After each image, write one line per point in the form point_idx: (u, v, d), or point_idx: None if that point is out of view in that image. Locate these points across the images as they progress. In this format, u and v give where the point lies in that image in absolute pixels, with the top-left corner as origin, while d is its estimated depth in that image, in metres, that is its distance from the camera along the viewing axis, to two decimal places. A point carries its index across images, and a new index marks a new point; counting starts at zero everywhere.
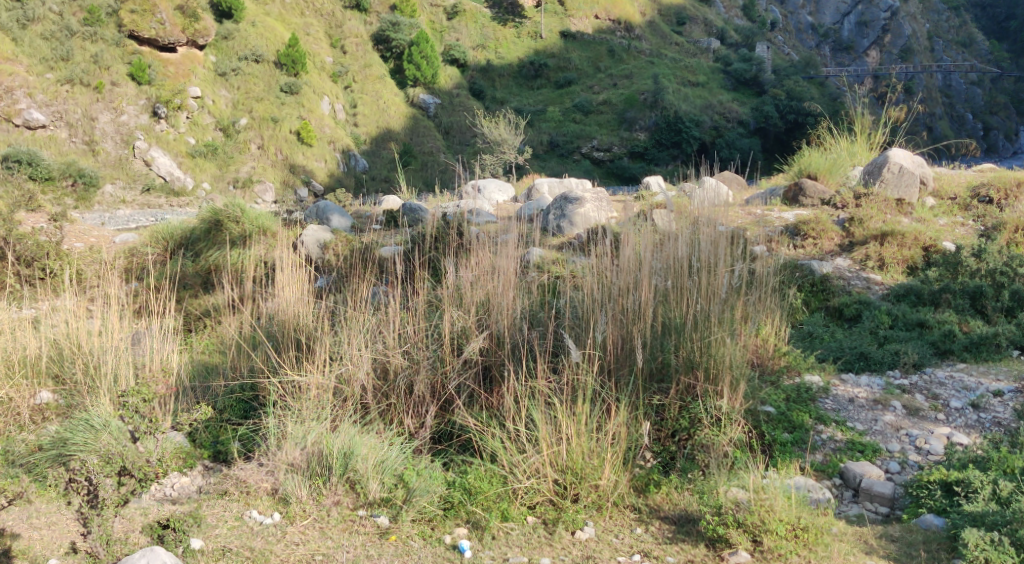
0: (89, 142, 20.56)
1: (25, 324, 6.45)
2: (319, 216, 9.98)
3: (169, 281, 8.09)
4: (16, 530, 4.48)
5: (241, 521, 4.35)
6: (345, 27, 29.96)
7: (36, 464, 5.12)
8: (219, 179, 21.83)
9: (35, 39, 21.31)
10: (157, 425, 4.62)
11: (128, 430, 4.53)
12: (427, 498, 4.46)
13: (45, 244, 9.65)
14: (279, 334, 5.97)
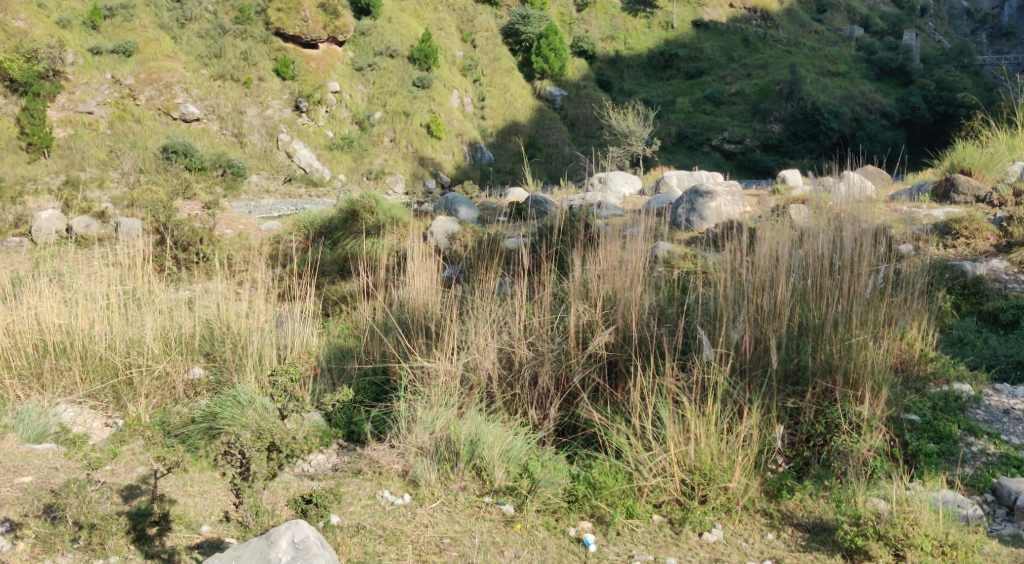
0: (237, 134, 21.65)
1: (181, 304, 6.97)
2: (448, 207, 10.18)
3: (309, 268, 8.45)
4: (174, 496, 4.83)
5: (374, 500, 4.50)
6: (477, 22, 30.42)
7: (189, 436, 5.52)
8: (355, 171, 22.55)
9: (192, 37, 22.93)
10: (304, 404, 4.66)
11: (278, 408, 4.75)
12: (552, 489, 4.48)
13: (199, 230, 10.23)
14: (409, 321, 6.15)
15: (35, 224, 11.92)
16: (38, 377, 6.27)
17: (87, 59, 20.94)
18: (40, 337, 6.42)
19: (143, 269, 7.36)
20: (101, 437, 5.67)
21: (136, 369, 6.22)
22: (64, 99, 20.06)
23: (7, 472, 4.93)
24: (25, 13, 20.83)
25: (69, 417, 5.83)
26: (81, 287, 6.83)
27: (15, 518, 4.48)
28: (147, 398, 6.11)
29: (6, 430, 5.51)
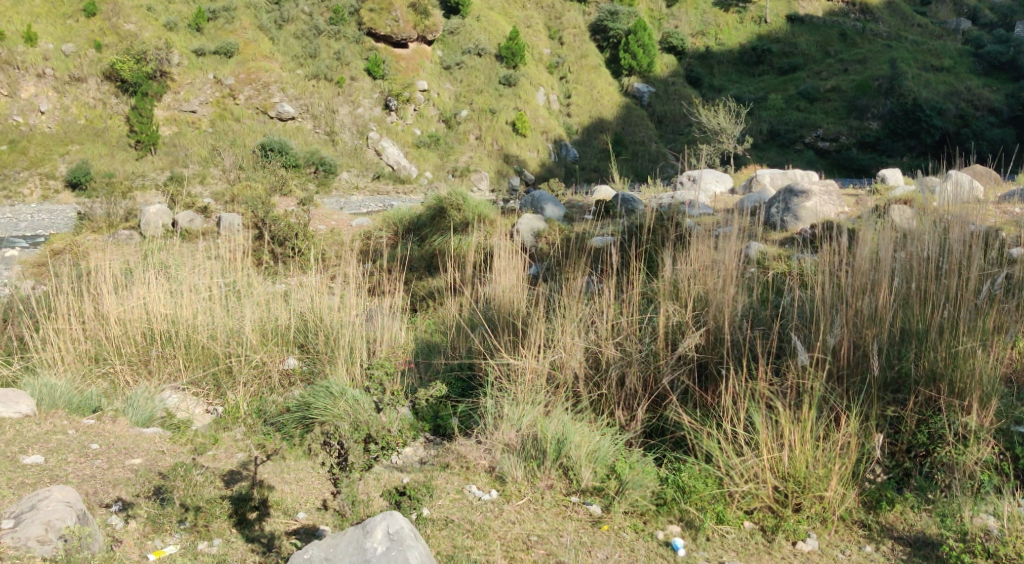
0: (330, 133, 22.11)
1: (278, 297, 7.23)
2: (534, 204, 10.18)
3: (398, 264, 8.58)
4: (272, 482, 4.98)
5: (462, 495, 4.54)
6: (565, 18, 30.39)
7: (284, 424, 5.70)
8: (440, 168, 22.80)
9: (288, 38, 23.70)
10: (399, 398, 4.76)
11: (373, 401, 4.82)
12: (641, 491, 4.43)
13: (294, 225, 10.53)
14: (495, 318, 6.18)
15: (143, 220, 12.46)
16: (146, 363, 6.59)
17: (191, 59, 21.89)
18: (147, 325, 6.75)
19: (242, 263, 7.67)
20: (203, 422, 5.91)
21: (236, 358, 6.48)
22: (170, 99, 21.17)
23: (118, 454, 5.16)
24: (137, 17, 22.16)
25: (174, 403, 6.08)
26: (184, 279, 7.18)
27: (127, 498, 4.68)
28: (245, 387, 6.32)
29: (117, 414, 5.80)
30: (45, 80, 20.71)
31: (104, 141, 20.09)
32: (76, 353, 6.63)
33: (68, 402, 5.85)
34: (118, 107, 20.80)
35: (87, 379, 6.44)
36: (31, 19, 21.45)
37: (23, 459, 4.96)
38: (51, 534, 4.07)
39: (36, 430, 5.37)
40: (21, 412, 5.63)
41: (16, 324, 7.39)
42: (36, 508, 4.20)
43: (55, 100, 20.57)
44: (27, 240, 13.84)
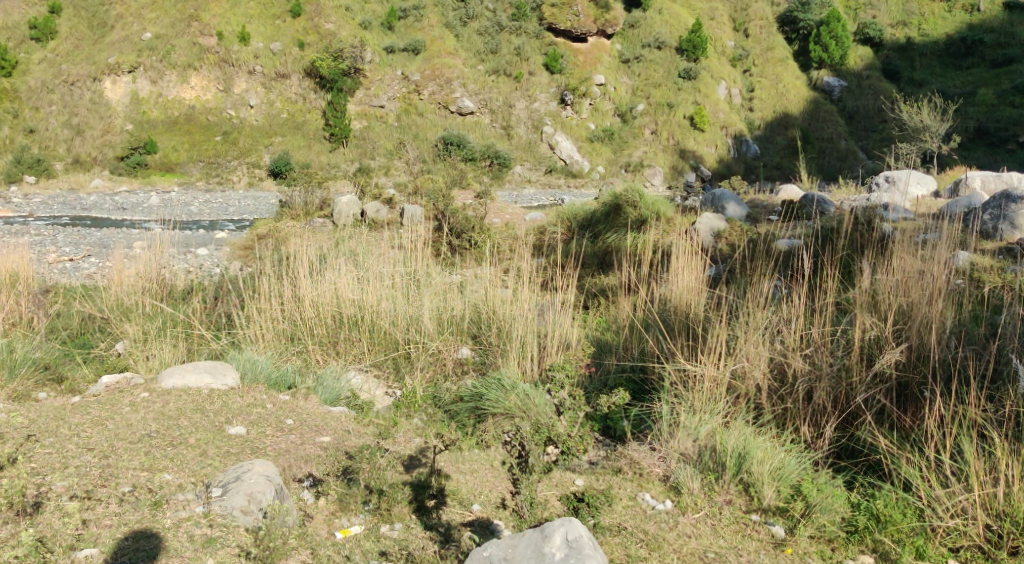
0: (506, 127, 22.63)
1: (454, 287, 7.39)
2: (715, 203, 9.87)
3: (574, 259, 8.52)
4: (448, 470, 5.11)
5: (635, 502, 4.43)
6: (751, 10, 29.51)
7: (457, 412, 5.84)
8: (613, 163, 22.60)
9: (472, 35, 24.31)
10: (579, 402, 4.70)
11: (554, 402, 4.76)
12: (829, 516, 4.20)
13: (472, 218, 10.78)
14: (671, 320, 6.03)
15: (335, 209, 13.17)
16: (334, 345, 6.92)
17: (382, 56, 22.92)
18: (337, 309, 7.09)
19: (422, 254, 7.91)
20: (385, 404, 6.13)
21: (415, 345, 6.71)
22: (361, 94, 22.38)
23: (310, 430, 5.43)
24: (336, 17, 23.46)
25: (357, 383, 6.35)
26: (370, 266, 7.48)
27: (318, 474, 4.90)
28: (421, 372, 6.53)
29: (308, 392, 6.13)
30: (254, 76, 22.35)
31: (303, 134, 21.53)
32: (274, 331, 7.01)
33: (267, 378, 6.23)
34: (316, 102, 22.20)
35: (283, 355, 6.79)
36: (245, 19, 23.08)
37: (229, 429, 5.28)
38: (254, 506, 4.33)
39: (240, 402, 5.73)
40: (228, 384, 6.03)
41: (224, 302, 7.94)
42: (241, 480, 4.46)
43: (262, 94, 22.18)
44: (234, 223, 14.96)
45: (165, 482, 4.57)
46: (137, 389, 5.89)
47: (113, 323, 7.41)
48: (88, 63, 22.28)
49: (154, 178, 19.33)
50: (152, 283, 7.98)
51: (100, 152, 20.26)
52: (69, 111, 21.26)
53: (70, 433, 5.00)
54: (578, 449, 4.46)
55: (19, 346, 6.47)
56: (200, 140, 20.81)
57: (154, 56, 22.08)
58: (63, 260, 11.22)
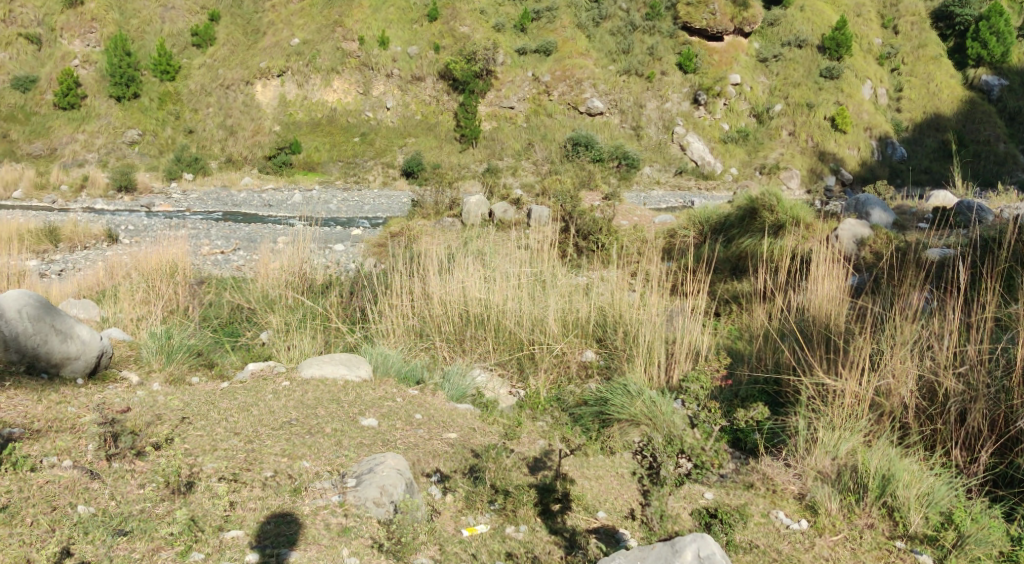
0: (636, 127, 22.40)
1: (580, 289, 7.33)
2: (859, 208, 9.42)
3: (705, 264, 8.30)
4: (573, 475, 5.08)
5: (768, 519, 4.27)
6: (902, 6, 28.08)
7: (581, 416, 5.81)
8: (747, 165, 21.97)
9: (605, 35, 24.18)
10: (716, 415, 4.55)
11: (688, 414, 4.64)
12: (984, 549, 3.96)
13: (600, 220, 10.70)
14: (810, 330, 5.77)
15: (464, 209, 13.33)
16: (461, 342, 7.00)
17: (514, 58, 23.20)
18: (464, 308, 7.15)
19: (549, 254, 7.90)
20: (509, 404, 6.16)
21: (539, 346, 6.71)
22: (493, 96, 22.71)
23: (438, 426, 5.50)
24: (471, 20, 23.81)
25: (482, 381, 6.41)
26: (497, 265, 7.51)
27: (445, 470, 4.95)
28: (545, 374, 6.53)
29: (435, 388, 6.22)
30: (391, 79, 22.99)
31: (436, 135, 21.99)
32: (404, 326, 7.14)
33: (397, 372, 6.35)
34: (449, 104, 22.60)
35: (412, 350, 6.91)
36: (385, 24, 23.77)
37: (361, 421, 5.42)
38: (386, 499, 4.42)
39: (372, 395, 5.88)
40: (361, 376, 6.20)
41: (359, 297, 8.16)
42: (374, 472, 4.57)
43: (399, 97, 22.78)
44: (369, 221, 15.42)
45: (304, 469, 4.72)
46: (279, 378, 6.13)
47: (258, 314, 7.76)
48: (242, 68, 23.58)
49: (297, 176, 20.19)
50: (294, 277, 8.31)
51: (250, 152, 21.35)
52: (224, 113, 22.59)
53: (219, 417, 5.25)
54: (713, 463, 4.33)
55: (176, 333, 6.86)
56: (340, 141, 21.67)
57: (301, 61, 23.20)
58: (215, 252, 11.86)
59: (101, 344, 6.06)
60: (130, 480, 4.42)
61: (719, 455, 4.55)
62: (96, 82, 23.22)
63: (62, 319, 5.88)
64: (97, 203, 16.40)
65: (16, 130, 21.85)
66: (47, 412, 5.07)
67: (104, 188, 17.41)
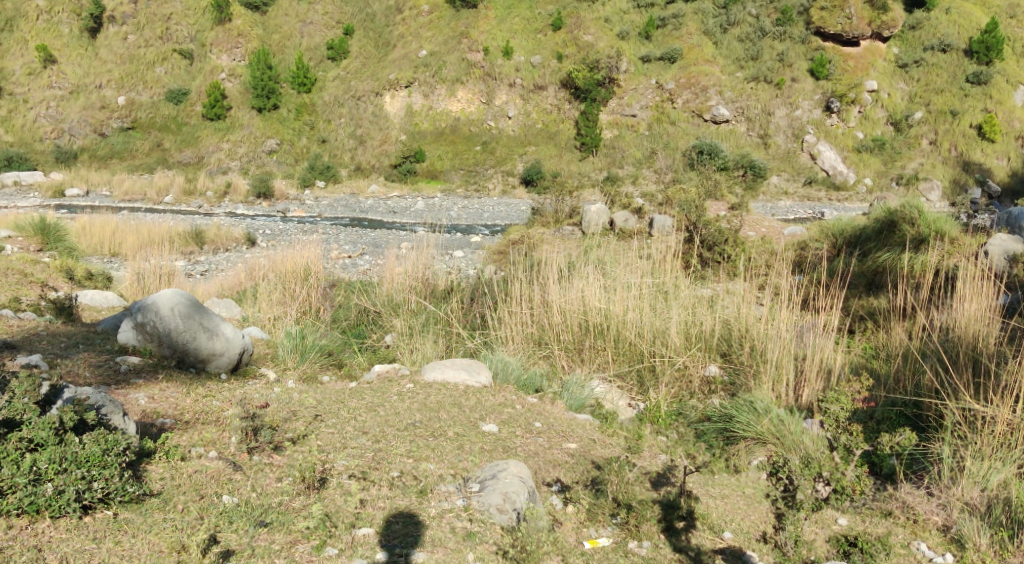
0: (763, 135, 21.83)
1: (704, 301, 7.16)
2: (1010, 223, 8.84)
3: (838, 279, 7.96)
4: (697, 492, 4.99)
5: (908, 551, 4.13)
6: None
7: (704, 432, 5.69)
8: (883, 175, 21.09)
9: (732, 41, 23.59)
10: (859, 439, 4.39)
11: (828, 437, 4.50)
12: None
13: (726, 230, 10.44)
14: (954, 351, 5.48)
15: (584, 217, 13.31)
16: (580, 352, 6.96)
17: (638, 66, 23.09)
18: (583, 317, 7.09)
19: (672, 265, 7.79)
20: (628, 416, 6.10)
21: (660, 358, 6.60)
22: (615, 104, 22.64)
23: (557, 436, 5.49)
24: (595, 28, 23.78)
25: (601, 392, 6.36)
26: (619, 275, 7.42)
27: (566, 481, 4.94)
28: (666, 388, 6.43)
29: (554, 397, 6.21)
30: (514, 88, 23.22)
31: (556, 143, 22.09)
32: (523, 334, 7.18)
33: (517, 379, 6.38)
34: (570, 112, 22.64)
35: (531, 358, 6.92)
36: (510, 35, 24.08)
37: (482, 426, 5.46)
38: (509, 505, 4.45)
39: (493, 401, 5.92)
40: (482, 382, 6.24)
41: (479, 303, 8.24)
42: (496, 478, 4.62)
43: (521, 106, 22.98)
44: (489, 228, 15.62)
45: (429, 472, 4.80)
46: (403, 380, 6.26)
47: (384, 317, 7.97)
48: (372, 79, 24.37)
49: (421, 184, 20.64)
50: (417, 282, 8.50)
51: (378, 160, 22.02)
52: (354, 123, 23.36)
53: (349, 416, 5.40)
54: (854, 490, 4.27)
55: (309, 333, 7.12)
56: (463, 149, 22.06)
57: (428, 72, 23.78)
58: (343, 256, 12.24)
59: (243, 342, 6.28)
60: (268, 473, 4.60)
61: (860, 481, 4.39)
62: (240, 95, 24.49)
63: (210, 318, 6.19)
64: (238, 208, 17.26)
65: (168, 140, 23.26)
66: (194, 404, 5.35)
67: (245, 195, 18.32)
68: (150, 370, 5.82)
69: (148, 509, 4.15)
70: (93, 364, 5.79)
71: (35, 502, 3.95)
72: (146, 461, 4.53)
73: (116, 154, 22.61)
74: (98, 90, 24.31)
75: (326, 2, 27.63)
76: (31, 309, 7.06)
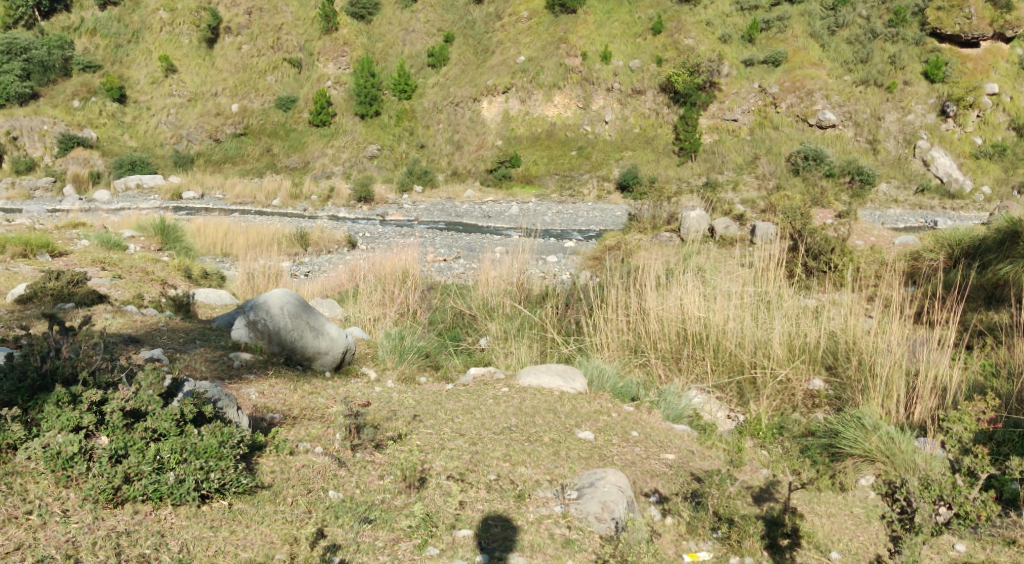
0: (872, 141, 21.08)
1: (808, 312, 6.94)
2: None
3: (954, 292, 7.59)
4: (802, 510, 4.85)
5: None
6: None
7: (809, 447, 5.51)
8: (1003, 183, 20.09)
9: (840, 44, 22.81)
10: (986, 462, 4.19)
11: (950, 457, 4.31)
12: None
13: (832, 239, 10.08)
14: None
15: (684, 224, 13.14)
16: (677, 360, 6.84)
17: (740, 69, 22.59)
18: (682, 325, 6.96)
19: (775, 273, 7.58)
20: (727, 428, 5.97)
21: (761, 370, 6.43)
22: (716, 108, 22.21)
23: (655, 446, 5.42)
24: (696, 32, 23.38)
25: (699, 403, 6.25)
26: (719, 283, 7.27)
27: (664, 492, 4.86)
28: (767, 401, 6.26)
29: (651, 406, 6.13)
30: (612, 93, 23.10)
31: (653, 148, 21.90)
32: (619, 341, 7.10)
33: (613, 387, 6.31)
34: (668, 117, 22.34)
35: (627, 366, 6.86)
36: (609, 39, 23.98)
37: (577, 433, 5.43)
38: (607, 515, 4.42)
39: (588, 408, 5.89)
40: (577, 389, 6.22)
41: (574, 308, 8.19)
42: (595, 487, 4.59)
43: (618, 110, 22.85)
44: (583, 233, 15.56)
45: (526, 476, 4.81)
46: (499, 384, 6.30)
47: (479, 321, 8.03)
48: (470, 85, 24.60)
49: (516, 189, 20.74)
50: (513, 287, 8.54)
51: (474, 165, 22.26)
52: (452, 128, 23.73)
53: (446, 417, 5.45)
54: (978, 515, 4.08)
55: (408, 334, 7.24)
56: (559, 154, 22.10)
57: (526, 78, 23.89)
58: (439, 260, 12.40)
59: (346, 342, 6.44)
60: (371, 470, 4.69)
61: (983, 506, 4.22)
62: (344, 102, 25.14)
63: (315, 317, 6.37)
64: (340, 211, 17.73)
65: (277, 145, 24.10)
66: (300, 400, 5.51)
67: (347, 198, 18.77)
68: (259, 367, 6.03)
69: (260, 501, 4.29)
70: (209, 359, 6.03)
71: (158, 490, 4.12)
72: (258, 454, 4.69)
73: (229, 159, 23.58)
74: (214, 98, 25.39)
75: (428, 10, 28.01)
76: (151, 306, 7.40)
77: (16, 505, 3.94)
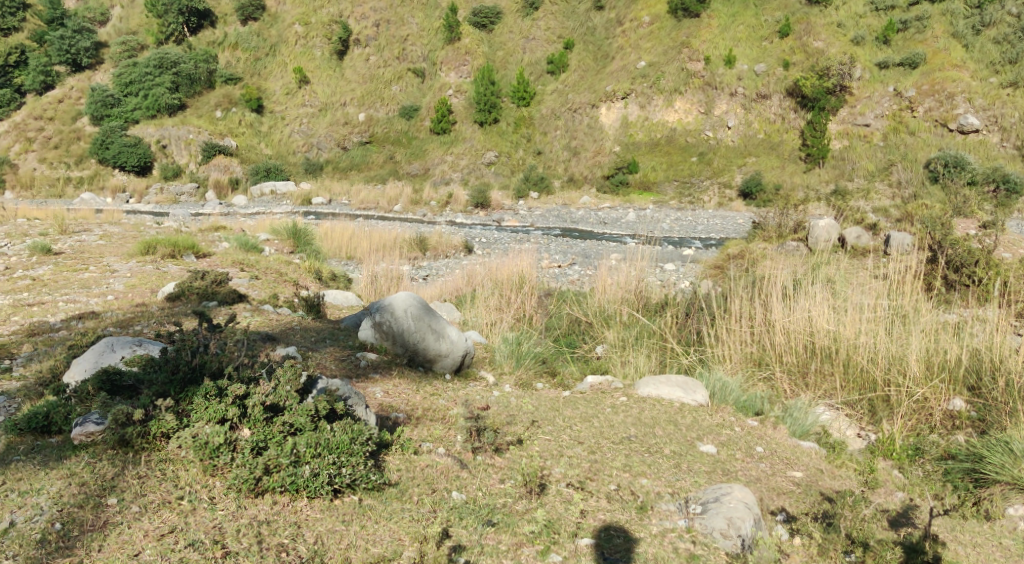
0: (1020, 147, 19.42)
1: (947, 327, 6.58)
2: None
3: None
4: (943, 538, 4.60)
5: None
6: None
7: (949, 470, 5.20)
8: None
9: (986, 43, 21.30)
10: None
11: None
12: None
13: (976, 251, 9.44)
14: None
15: (812, 233, 12.53)
16: (804, 375, 6.61)
17: (873, 73, 21.72)
18: (810, 338, 6.72)
19: (910, 286, 7.21)
20: (858, 447, 5.70)
21: (896, 388, 6.11)
22: (845, 113, 21.45)
23: (782, 462, 5.25)
24: (826, 34, 22.57)
25: (828, 419, 6.00)
26: (850, 296, 6.98)
27: (792, 511, 4.70)
28: (903, 420, 5.96)
29: (777, 421, 5.93)
30: (736, 98, 22.55)
31: (779, 154, 21.25)
32: (743, 353, 6.91)
33: (736, 400, 6.13)
34: (795, 122, 21.62)
35: (750, 380, 6.66)
36: (733, 43, 23.45)
37: (700, 446, 5.32)
38: (733, 531, 4.31)
39: (710, 421, 5.77)
40: (698, 401, 6.09)
41: (694, 318, 8.03)
42: (720, 502, 4.48)
43: (742, 115, 22.29)
44: (702, 242, 15.26)
45: (646, 488, 4.74)
46: (617, 393, 6.24)
47: (596, 328, 8.00)
48: (589, 91, 24.68)
49: (633, 196, 20.58)
50: (631, 295, 8.45)
51: (591, 171, 22.34)
52: (570, 135, 23.83)
53: (564, 424, 5.45)
54: None
55: (525, 340, 7.26)
56: (678, 161, 21.79)
57: (646, 83, 23.73)
58: (554, 266, 12.43)
59: (466, 345, 6.53)
60: (492, 474, 4.73)
61: None
62: (464, 110, 25.54)
63: (437, 320, 6.49)
64: (458, 217, 18.02)
65: (400, 152, 24.71)
66: (423, 401, 5.62)
67: (465, 204, 19.05)
68: (384, 367, 6.17)
69: (388, 498, 4.39)
70: (338, 358, 6.23)
71: (295, 482, 4.28)
72: (384, 452, 4.79)
73: (355, 167, 24.28)
74: (342, 107, 26.26)
75: (549, 18, 28.18)
76: (286, 306, 7.71)
77: (169, 491, 4.18)
